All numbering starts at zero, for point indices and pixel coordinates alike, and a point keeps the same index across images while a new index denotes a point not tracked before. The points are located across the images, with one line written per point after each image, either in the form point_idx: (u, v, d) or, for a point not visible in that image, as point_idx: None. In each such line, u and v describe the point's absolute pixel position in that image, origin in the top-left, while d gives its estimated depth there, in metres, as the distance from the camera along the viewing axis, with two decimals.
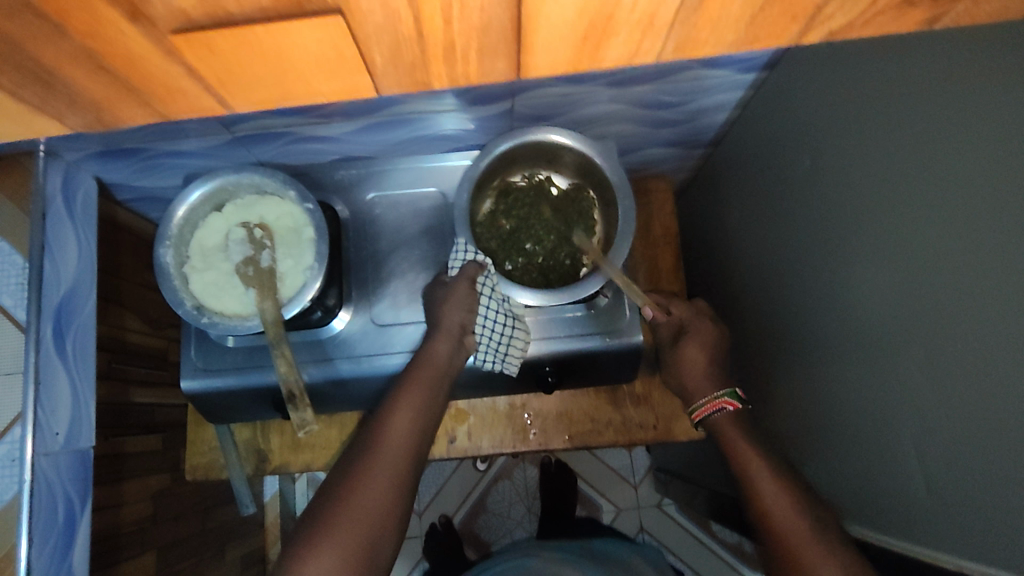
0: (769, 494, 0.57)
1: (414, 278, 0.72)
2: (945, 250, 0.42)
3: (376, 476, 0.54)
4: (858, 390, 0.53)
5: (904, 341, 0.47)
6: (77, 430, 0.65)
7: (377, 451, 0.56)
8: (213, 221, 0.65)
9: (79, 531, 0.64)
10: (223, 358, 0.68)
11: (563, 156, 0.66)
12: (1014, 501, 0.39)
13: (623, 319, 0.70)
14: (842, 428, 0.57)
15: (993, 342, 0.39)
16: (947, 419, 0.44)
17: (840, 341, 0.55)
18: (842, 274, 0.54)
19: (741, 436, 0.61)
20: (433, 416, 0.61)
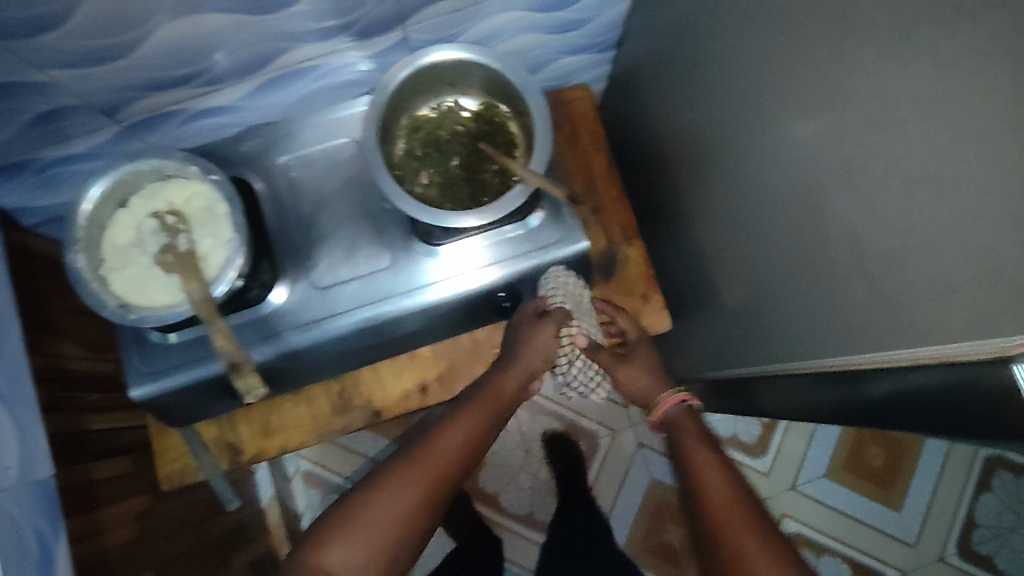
0: (709, 474, 0.60)
1: (345, 235, 0.69)
2: (844, 60, 0.42)
3: (412, 480, 0.58)
4: (790, 228, 0.53)
5: (821, 164, 0.47)
6: (30, 462, 0.62)
7: (418, 462, 0.59)
8: (122, 217, 0.62)
9: (59, 561, 0.61)
10: (166, 357, 0.65)
11: (465, 75, 0.64)
12: (933, 286, 0.39)
13: (565, 229, 0.68)
14: (780, 277, 0.57)
15: (897, 138, 0.39)
16: (865, 226, 0.44)
17: (771, 184, 0.55)
18: (760, 119, 0.54)
19: (691, 426, 0.67)
20: (484, 436, 0.64)
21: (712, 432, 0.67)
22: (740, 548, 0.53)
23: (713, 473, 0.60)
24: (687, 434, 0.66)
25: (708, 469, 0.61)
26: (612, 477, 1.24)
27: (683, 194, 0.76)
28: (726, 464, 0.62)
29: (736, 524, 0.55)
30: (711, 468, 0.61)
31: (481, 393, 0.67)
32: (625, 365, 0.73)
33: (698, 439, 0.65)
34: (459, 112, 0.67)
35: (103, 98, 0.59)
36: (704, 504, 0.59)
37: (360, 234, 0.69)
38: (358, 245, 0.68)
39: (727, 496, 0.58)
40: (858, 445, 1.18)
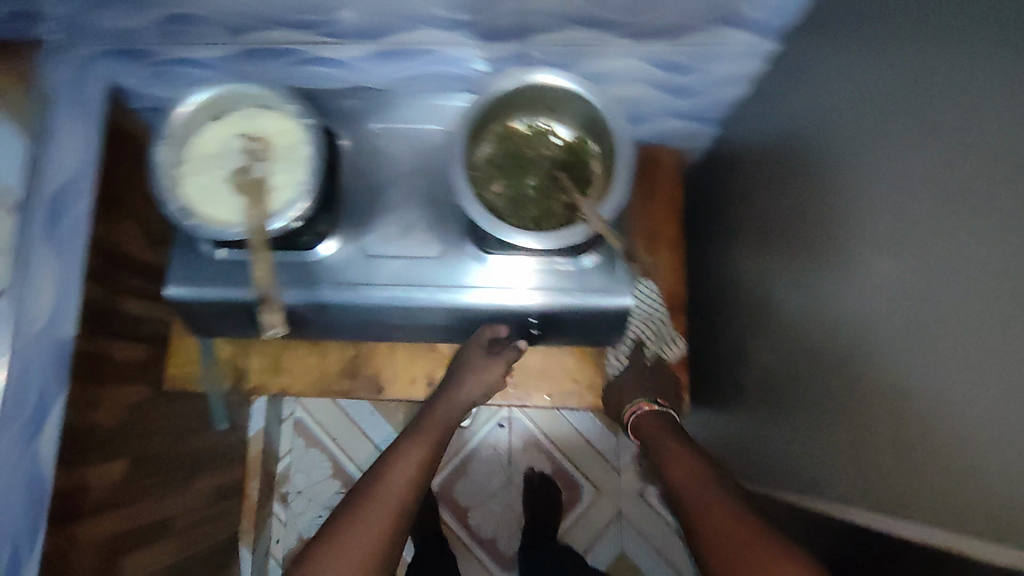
0: (680, 463, 0.58)
1: (406, 215, 0.71)
2: (932, 211, 0.40)
3: (380, 508, 0.57)
4: (835, 356, 0.51)
5: (882, 305, 0.45)
6: (59, 318, 0.65)
7: (382, 490, 0.58)
8: (213, 130, 0.65)
9: (50, 417, 0.64)
10: (207, 270, 0.67)
11: (566, 103, 0.65)
12: (976, 467, 0.37)
13: (615, 280, 0.68)
14: (813, 399, 0.55)
15: (973, 308, 0.37)
16: (911, 383, 0.42)
17: (827, 307, 0.53)
18: (830, 240, 0.52)
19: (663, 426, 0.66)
20: (439, 453, 0.64)
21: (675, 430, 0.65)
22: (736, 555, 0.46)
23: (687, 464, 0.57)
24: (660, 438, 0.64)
25: (685, 460, 0.58)
26: (582, 536, 1.22)
27: (739, 284, 0.75)
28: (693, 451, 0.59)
29: (707, 497, 0.51)
30: (688, 460, 0.58)
31: (417, 423, 0.66)
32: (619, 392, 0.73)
33: (670, 436, 0.63)
34: (550, 136, 0.68)
35: (232, 23, 0.62)
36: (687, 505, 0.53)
37: (420, 219, 0.71)
38: (417, 228, 0.70)
39: (714, 498, 0.51)
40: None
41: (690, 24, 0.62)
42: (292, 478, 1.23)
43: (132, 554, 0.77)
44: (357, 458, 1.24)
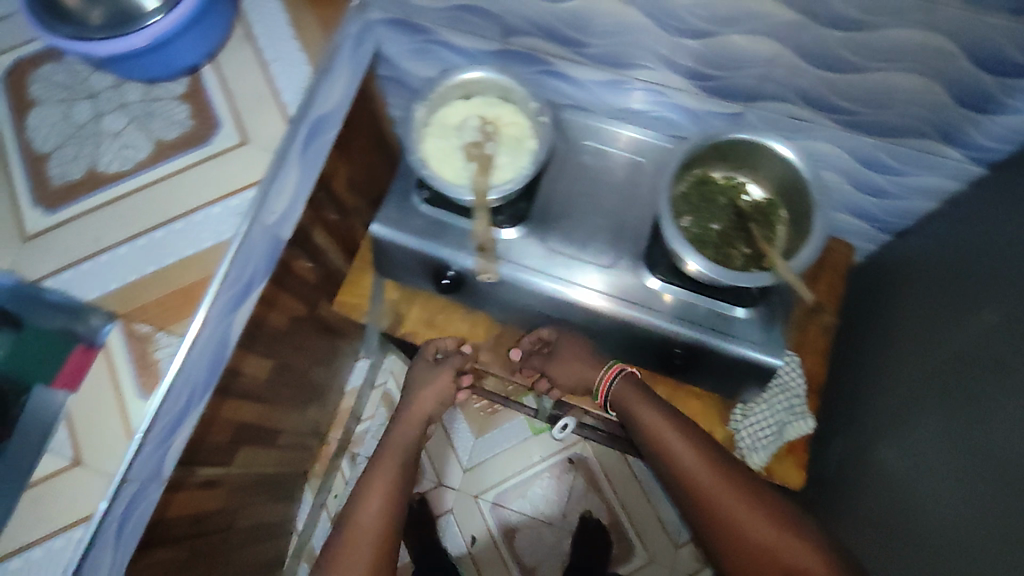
0: (668, 437, 0.69)
1: (590, 225, 0.77)
2: None
3: (356, 552, 0.65)
4: (1005, 451, 0.52)
5: None
6: (284, 221, 0.74)
7: (355, 535, 0.67)
8: (460, 106, 0.75)
9: (248, 298, 0.72)
10: (413, 220, 0.77)
11: (774, 166, 0.70)
12: None
13: (771, 339, 0.72)
14: (972, 494, 0.55)
15: None
16: None
17: (1005, 403, 0.54)
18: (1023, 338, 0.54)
19: (643, 403, 0.73)
20: (404, 483, 0.72)
21: (648, 395, 0.73)
22: (748, 527, 0.62)
23: (675, 439, 0.68)
24: (643, 416, 0.72)
25: (669, 433, 0.69)
26: None
27: (885, 380, 0.76)
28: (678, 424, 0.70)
29: (713, 482, 0.65)
30: (671, 433, 0.69)
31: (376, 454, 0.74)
32: (555, 365, 0.78)
33: (648, 410, 0.71)
34: (745, 192, 0.73)
35: (512, 24, 0.72)
36: (692, 487, 0.66)
37: (603, 232, 0.76)
38: (596, 239, 0.76)
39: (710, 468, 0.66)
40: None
41: (910, 130, 0.68)
42: (364, 444, 1.28)
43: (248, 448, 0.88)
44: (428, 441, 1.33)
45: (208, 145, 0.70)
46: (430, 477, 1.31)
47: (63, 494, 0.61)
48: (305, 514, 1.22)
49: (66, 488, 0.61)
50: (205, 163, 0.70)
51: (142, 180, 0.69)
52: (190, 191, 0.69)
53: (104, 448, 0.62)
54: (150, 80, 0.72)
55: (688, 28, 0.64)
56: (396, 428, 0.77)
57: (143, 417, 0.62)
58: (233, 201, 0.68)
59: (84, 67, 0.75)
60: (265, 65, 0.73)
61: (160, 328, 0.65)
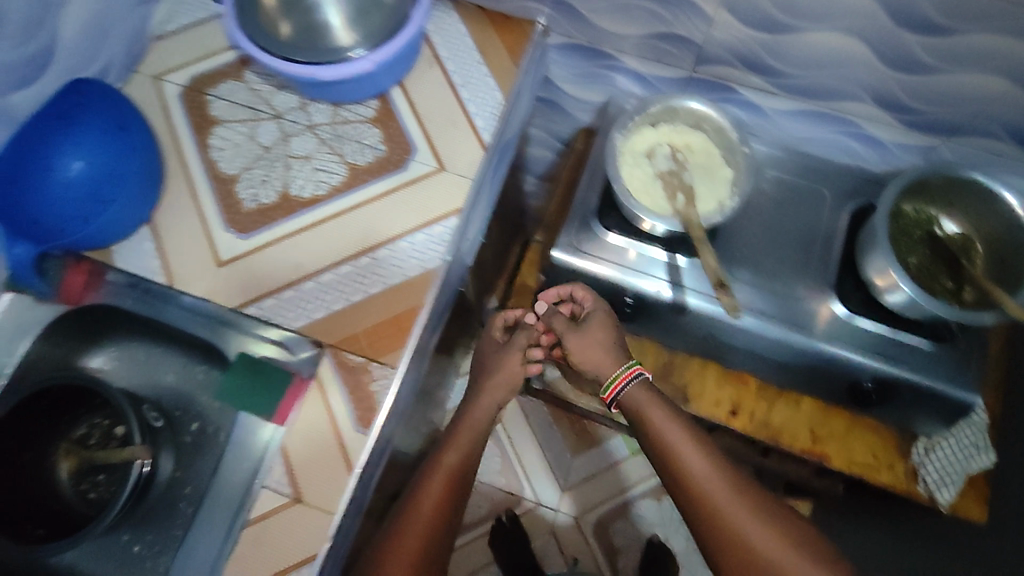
0: (686, 450, 0.64)
1: (771, 253, 0.76)
2: None
3: (396, 570, 0.62)
4: None
5: None
6: (471, 246, 0.73)
7: (397, 549, 0.63)
8: (649, 133, 0.74)
9: (438, 324, 0.71)
10: (594, 246, 0.76)
11: (977, 201, 0.70)
12: None
13: (963, 372, 0.72)
14: None
15: None
16: None
17: None
18: None
19: (658, 408, 0.67)
20: (448, 511, 0.67)
21: (669, 406, 0.68)
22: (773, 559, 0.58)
23: (693, 453, 0.64)
24: (655, 421, 0.67)
25: (686, 446, 0.64)
26: None
27: None
28: (694, 437, 0.65)
29: (723, 494, 0.61)
30: (688, 447, 0.64)
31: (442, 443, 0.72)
32: (576, 337, 0.73)
33: (666, 415, 0.67)
34: (941, 225, 0.73)
35: (710, 53, 0.71)
36: (705, 503, 0.62)
37: (790, 261, 0.76)
38: (779, 269, 0.76)
39: (721, 477, 0.63)
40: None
41: None
42: None
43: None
44: (526, 457, 1.31)
45: (406, 171, 0.69)
46: (528, 495, 1.29)
47: (284, 533, 0.59)
48: None
49: (284, 525, 0.59)
50: (404, 189, 0.68)
51: (340, 205, 0.68)
52: (391, 217, 0.67)
53: (322, 485, 0.60)
54: (337, 101, 0.72)
55: (909, 62, 0.63)
56: (461, 433, 0.73)
57: (364, 451, 0.60)
58: (437, 228, 0.67)
59: (265, 86, 0.73)
60: (455, 88, 0.73)
61: (373, 359, 0.62)
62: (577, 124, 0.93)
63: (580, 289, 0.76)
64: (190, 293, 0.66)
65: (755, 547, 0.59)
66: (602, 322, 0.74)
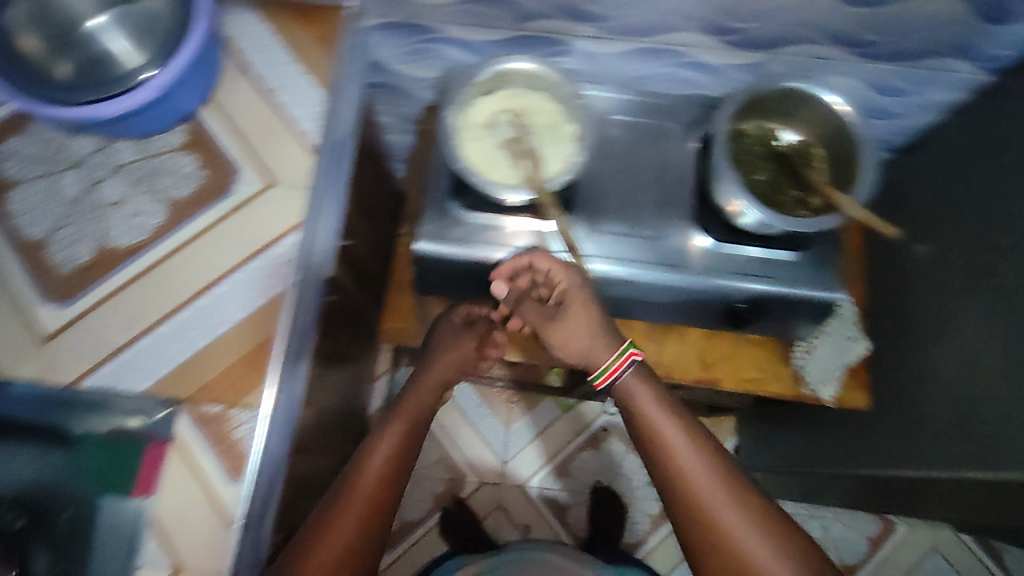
0: (648, 410, 0.68)
1: (631, 200, 0.77)
2: None
3: (351, 514, 0.64)
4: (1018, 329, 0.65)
5: None
6: (324, 257, 0.68)
7: (352, 499, 0.65)
8: (483, 101, 0.71)
9: (305, 346, 0.66)
10: (455, 230, 0.73)
11: (807, 108, 0.71)
12: None
13: (824, 274, 0.74)
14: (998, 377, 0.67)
15: None
16: None
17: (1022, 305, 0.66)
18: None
19: (635, 380, 0.70)
20: (404, 462, 0.69)
21: (644, 370, 0.72)
22: (703, 497, 0.65)
23: (654, 412, 0.68)
24: (626, 385, 0.71)
25: (650, 409, 0.69)
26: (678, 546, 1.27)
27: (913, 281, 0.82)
28: (662, 401, 0.69)
29: (676, 454, 0.66)
30: (653, 409, 0.69)
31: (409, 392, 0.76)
32: (560, 328, 0.72)
33: (643, 382, 0.70)
34: (779, 138, 0.74)
35: (529, 8, 0.69)
36: (663, 453, 0.67)
37: (652, 202, 0.76)
38: (642, 214, 0.76)
39: (675, 435, 0.67)
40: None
41: (925, 51, 0.72)
42: None
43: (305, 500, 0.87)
44: (460, 441, 1.30)
45: (232, 195, 0.64)
46: (469, 477, 1.29)
47: None
48: None
49: None
50: (235, 215, 0.64)
51: (168, 247, 0.63)
52: (224, 247, 0.63)
53: (200, 548, 0.57)
54: (144, 135, 0.65)
55: None
56: (419, 387, 0.76)
57: (241, 501, 0.57)
58: (277, 250, 0.63)
59: (56, 133, 0.65)
60: (271, 94, 0.68)
61: (234, 404, 0.59)
62: (423, 103, 0.89)
63: (542, 261, 0.69)
64: (17, 380, 0.59)
65: (700, 492, 0.65)
66: (578, 304, 0.71)
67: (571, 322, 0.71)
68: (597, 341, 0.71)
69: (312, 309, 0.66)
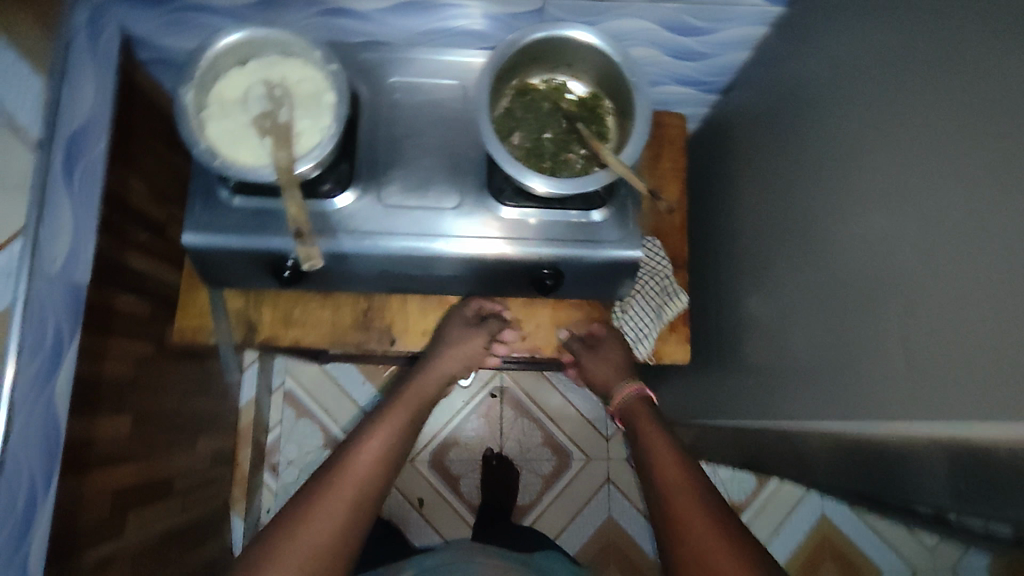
0: (659, 439, 0.67)
1: (425, 170, 0.72)
2: (947, 143, 0.48)
3: (333, 505, 0.58)
4: (824, 276, 0.64)
5: (868, 237, 0.57)
6: (76, 264, 0.64)
7: (332, 491, 0.59)
8: (235, 75, 0.65)
9: (65, 362, 0.63)
10: (230, 217, 0.68)
11: (586, 58, 0.66)
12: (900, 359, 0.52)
13: (624, 232, 0.71)
14: (809, 326, 0.66)
15: (970, 241, 0.45)
16: (871, 272, 0.56)
17: (823, 252, 0.64)
18: (834, 190, 0.62)
19: (644, 409, 0.72)
20: (383, 477, 0.64)
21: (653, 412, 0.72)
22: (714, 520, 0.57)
23: (660, 435, 0.68)
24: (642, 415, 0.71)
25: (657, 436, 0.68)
26: (568, 504, 1.29)
27: (740, 231, 0.81)
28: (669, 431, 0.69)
29: (683, 474, 0.62)
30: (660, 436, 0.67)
31: (393, 400, 0.71)
32: (592, 359, 0.79)
33: (648, 412, 0.72)
34: (568, 91, 0.70)
35: None
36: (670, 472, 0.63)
37: (443, 170, 0.72)
38: (436, 184, 0.72)
39: (680, 458, 0.64)
40: (834, 536, 1.27)
41: None
42: (281, 449, 1.25)
43: (152, 506, 0.85)
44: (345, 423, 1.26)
45: None
46: None
47: None
48: (243, 540, 1.17)
49: None
50: None
51: None
52: None
53: None
54: None
55: None
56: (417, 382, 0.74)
57: None
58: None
59: None
60: None
61: None
62: None
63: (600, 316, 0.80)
64: None
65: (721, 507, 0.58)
66: (617, 346, 0.79)
67: (605, 357, 0.78)
68: (614, 374, 0.77)
69: (69, 320, 0.63)
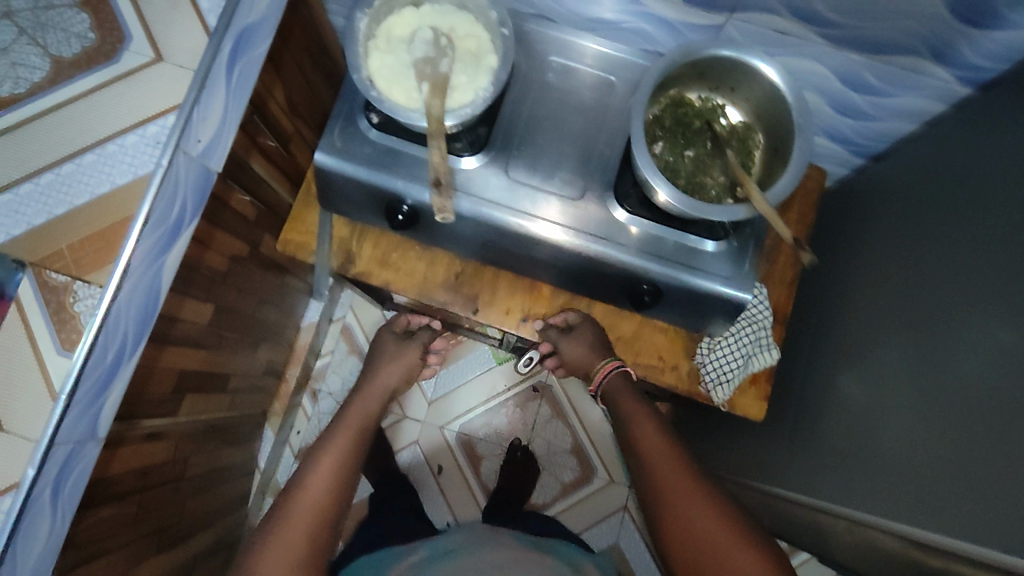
0: (646, 432, 0.68)
1: (557, 154, 0.72)
2: None
3: (299, 527, 0.60)
4: (930, 378, 0.60)
5: (995, 354, 0.53)
6: (213, 148, 0.65)
7: (297, 512, 0.61)
8: (409, 15, 0.65)
9: (181, 239, 0.65)
10: (362, 148, 0.69)
11: (754, 88, 0.64)
12: (993, 490, 0.49)
13: (736, 271, 0.69)
14: (897, 423, 0.62)
15: None
16: (986, 391, 0.53)
17: (938, 354, 0.60)
18: (972, 293, 0.58)
19: (624, 389, 0.74)
20: (352, 468, 0.67)
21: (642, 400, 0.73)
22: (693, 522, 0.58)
23: (647, 425, 0.68)
24: (622, 419, 0.71)
25: (645, 430, 0.68)
26: (581, 518, 1.27)
27: (848, 304, 0.78)
28: (651, 417, 0.70)
29: (669, 469, 0.63)
30: (647, 432, 0.68)
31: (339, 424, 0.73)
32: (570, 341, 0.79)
33: (640, 402, 0.72)
34: (722, 116, 0.68)
35: None
36: (653, 479, 0.63)
37: (575, 161, 0.72)
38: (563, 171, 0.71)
39: (668, 463, 0.63)
40: None
41: (898, 48, 0.63)
42: (326, 378, 1.29)
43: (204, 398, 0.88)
44: (368, 324, 1.30)
45: (116, 63, 0.62)
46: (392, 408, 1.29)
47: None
48: (269, 451, 1.21)
49: None
50: (115, 85, 0.62)
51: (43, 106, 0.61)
52: (99, 117, 0.61)
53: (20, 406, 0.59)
54: None
55: None
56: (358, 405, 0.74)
57: (66, 372, 0.59)
58: (151, 129, 0.62)
59: None
60: None
61: (77, 278, 0.60)
62: None
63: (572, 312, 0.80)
64: None
65: (694, 516, 0.59)
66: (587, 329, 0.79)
67: (579, 343, 0.78)
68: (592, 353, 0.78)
69: (195, 201, 0.65)
